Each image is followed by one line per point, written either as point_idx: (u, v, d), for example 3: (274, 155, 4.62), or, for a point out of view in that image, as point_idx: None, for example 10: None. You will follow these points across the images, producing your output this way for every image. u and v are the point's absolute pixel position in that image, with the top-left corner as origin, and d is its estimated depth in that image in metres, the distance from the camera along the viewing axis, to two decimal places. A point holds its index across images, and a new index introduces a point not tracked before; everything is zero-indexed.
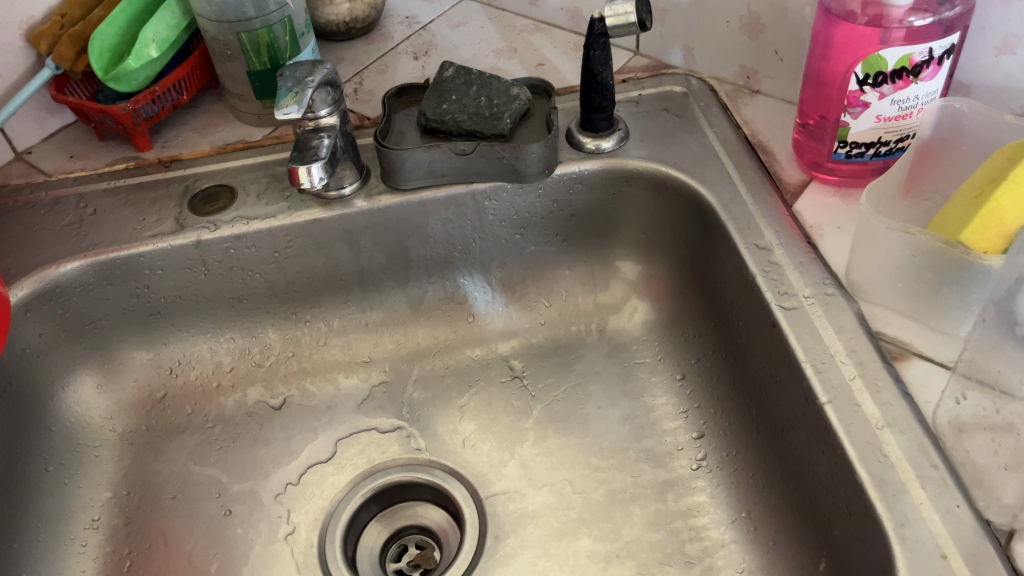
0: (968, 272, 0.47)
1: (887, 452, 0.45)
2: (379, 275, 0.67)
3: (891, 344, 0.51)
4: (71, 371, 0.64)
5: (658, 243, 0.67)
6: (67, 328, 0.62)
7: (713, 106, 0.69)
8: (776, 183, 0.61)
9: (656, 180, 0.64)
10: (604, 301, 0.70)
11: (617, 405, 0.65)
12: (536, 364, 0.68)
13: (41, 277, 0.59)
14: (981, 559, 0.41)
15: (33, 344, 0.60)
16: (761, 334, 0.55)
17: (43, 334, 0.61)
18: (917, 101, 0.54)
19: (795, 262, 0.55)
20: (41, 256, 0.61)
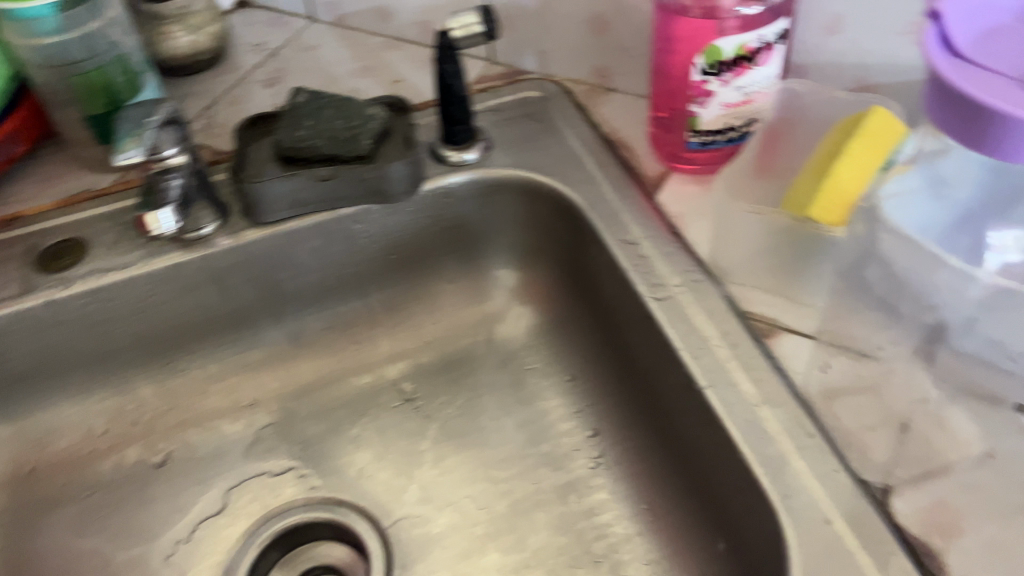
0: (822, 243, 0.49)
1: (766, 428, 0.47)
2: (254, 314, 0.65)
3: (760, 322, 0.52)
4: None
5: (535, 247, 0.67)
6: None
7: (570, 107, 0.70)
8: (637, 177, 0.63)
9: (524, 186, 0.64)
10: (488, 311, 0.69)
11: (512, 414, 0.64)
12: (426, 384, 0.67)
13: None
14: (863, 520, 0.43)
15: None
16: (641, 324, 0.55)
17: None
18: (756, 85, 0.56)
19: (662, 253, 0.56)
20: None
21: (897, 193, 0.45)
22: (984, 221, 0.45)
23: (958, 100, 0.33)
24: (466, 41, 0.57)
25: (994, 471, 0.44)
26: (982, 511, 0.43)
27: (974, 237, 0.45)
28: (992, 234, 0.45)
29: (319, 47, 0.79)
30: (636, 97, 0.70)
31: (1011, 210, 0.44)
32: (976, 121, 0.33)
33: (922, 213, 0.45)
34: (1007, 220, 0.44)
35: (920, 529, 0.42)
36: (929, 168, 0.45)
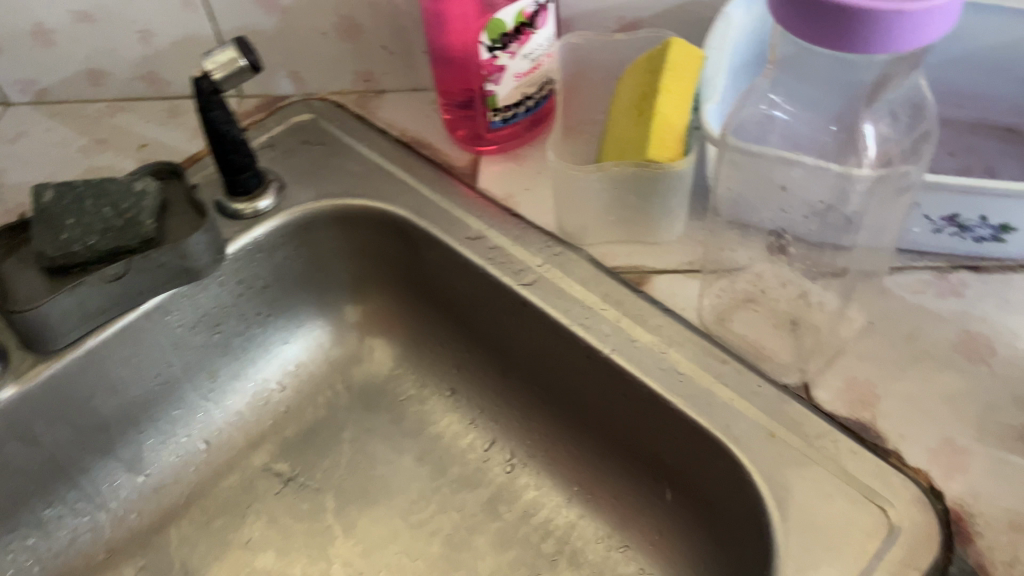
0: (664, 182, 0.50)
1: (681, 370, 0.47)
2: (78, 455, 0.55)
3: (630, 274, 0.53)
4: None
5: (367, 274, 0.63)
6: None
7: (349, 120, 0.65)
8: (450, 171, 0.60)
9: (339, 215, 0.59)
10: (338, 356, 0.64)
11: (405, 451, 0.60)
12: (301, 456, 0.60)
13: None
14: (800, 420, 0.45)
15: None
16: (514, 314, 0.54)
17: None
18: (540, 49, 0.56)
19: (513, 239, 0.55)
20: None
21: (745, 122, 0.48)
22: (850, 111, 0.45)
23: (839, 14, 0.32)
24: (232, 80, 0.50)
25: (880, 335, 0.48)
26: (886, 374, 0.47)
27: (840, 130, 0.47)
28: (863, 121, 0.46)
29: (27, 130, 0.67)
30: (409, 92, 0.67)
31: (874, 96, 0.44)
32: (861, 30, 0.32)
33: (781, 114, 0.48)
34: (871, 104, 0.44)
35: (847, 410, 0.45)
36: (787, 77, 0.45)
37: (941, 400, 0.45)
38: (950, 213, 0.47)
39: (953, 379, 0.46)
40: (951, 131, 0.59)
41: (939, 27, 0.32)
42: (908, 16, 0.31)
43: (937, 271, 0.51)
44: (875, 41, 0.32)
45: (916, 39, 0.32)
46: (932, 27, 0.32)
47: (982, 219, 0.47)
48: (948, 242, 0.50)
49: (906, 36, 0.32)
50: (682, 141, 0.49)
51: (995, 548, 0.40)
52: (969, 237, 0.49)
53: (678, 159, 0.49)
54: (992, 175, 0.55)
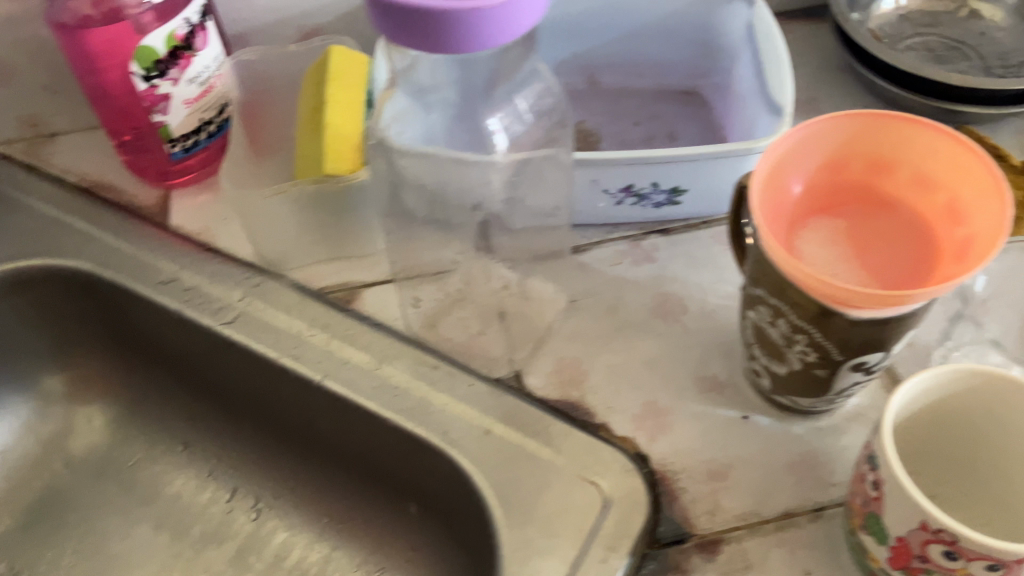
0: (347, 194, 0.49)
1: (397, 383, 0.46)
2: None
3: (338, 292, 0.51)
4: None
5: (64, 339, 0.56)
6: None
7: (17, 171, 0.58)
8: (137, 213, 0.55)
9: (13, 279, 0.52)
10: (50, 432, 0.58)
11: (140, 520, 0.55)
12: (19, 552, 0.54)
13: None
14: (514, 412, 0.45)
15: None
16: (223, 356, 0.50)
17: None
18: (208, 70, 0.52)
19: (208, 276, 0.51)
20: None
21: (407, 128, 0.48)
22: (479, 112, 0.49)
23: (427, 23, 0.31)
24: None
25: (583, 312, 0.49)
26: (591, 349, 0.48)
27: (472, 131, 0.49)
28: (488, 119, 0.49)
29: None
30: (86, 131, 0.61)
31: (496, 91, 0.48)
32: (451, 32, 0.32)
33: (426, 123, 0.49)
34: (499, 101, 0.49)
35: (557, 393, 0.46)
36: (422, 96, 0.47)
37: (643, 365, 0.47)
38: (625, 185, 0.49)
39: (652, 343, 0.48)
40: (635, 99, 0.61)
41: (525, 18, 0.33)
42: (487, 12, 0.31)
43: (631, 239, 0.53)
44: (469, 40, 0.32)
45: (508, 32, 0.33)
46: (519, 18, 0.32)
47: (654, 185, 0.49)
48: (634, 211, 0.51)
49: (495, 30, 0.32)
50: (360, 149, 0.47)
51: (697, 500, 0.42)
52: (648, 204, 0.51)
53: (358, 169, 0.47)
54: (673, 139, 0.58)
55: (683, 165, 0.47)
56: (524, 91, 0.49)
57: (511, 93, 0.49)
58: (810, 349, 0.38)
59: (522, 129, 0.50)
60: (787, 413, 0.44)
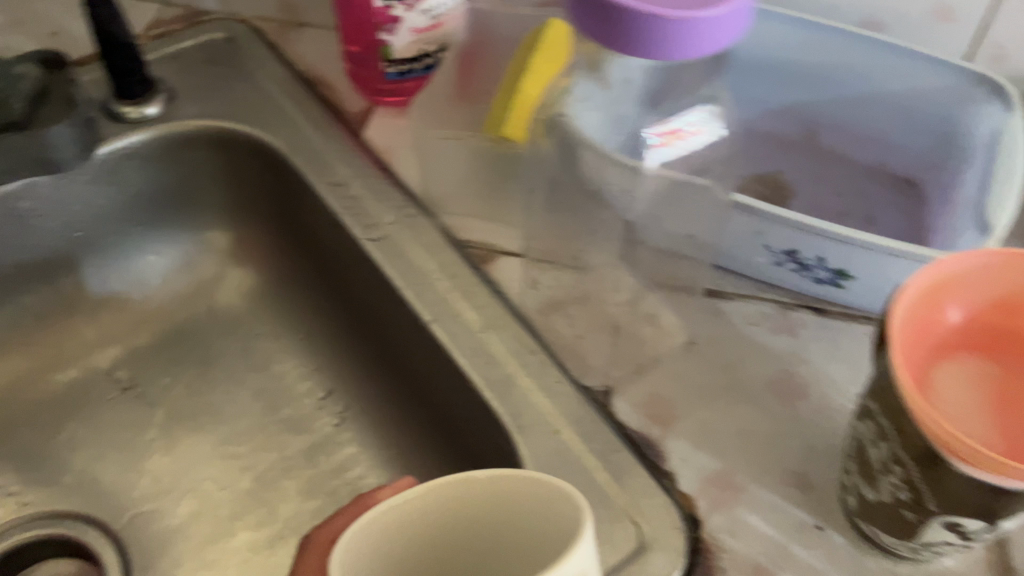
0: (507, 158, 0.52)
1: (492, 353, 0.47)
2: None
3: (477, 250, 0.52)
4: None
5: (245, 206, 0.62)
6: None
7: (258, 45, 0.64)
8: (338, 115, 0.59)
9: (219, 137, 0.58)
10: (204, 280, 0.63)
11: (245, 383, 0.60)
12: (143, 367, 0.60)
13: None
14: (587, 423, 0.44)
15: None
16: (361, 268, 0.53)
17: None
18: (442, 7, 0.54)
19: (373, 193, 0.54)
20: None
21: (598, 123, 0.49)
22: (644, 117, 0.49)
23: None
24: None
25: (697, 355, 0.47)
26: (690, 396, 0.46)
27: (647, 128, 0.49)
28: (647, 129, 0.49)
29: None
30: (328, 31, 0.66)
31: (662, 104, 0.49)
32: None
33: (595, 121, 0.49)
34: (668, 114, 0.49)
35: (639, 424, 0.45)
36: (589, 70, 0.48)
37: (734, 435, 0.44)
38: (789, 248, 0.46)
39: (752, 415, 0.45)
40: (845, 170, 0.57)
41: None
42: None
43: (779, 306, 0.49)
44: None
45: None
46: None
47: (819, 259, 0.46)
48: (790, 276, 0.48)
49: None
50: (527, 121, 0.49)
51: None
52: (810, 276, 0.47)
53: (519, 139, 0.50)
54: (869, 222, 0.53)
55: (858, 248, 0.44)
56: (692, 116, 0.50)
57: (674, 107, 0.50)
58: (904, 485, 0.34)
59: (676, 151, 0.50)
60: (867, 545, 0.40)
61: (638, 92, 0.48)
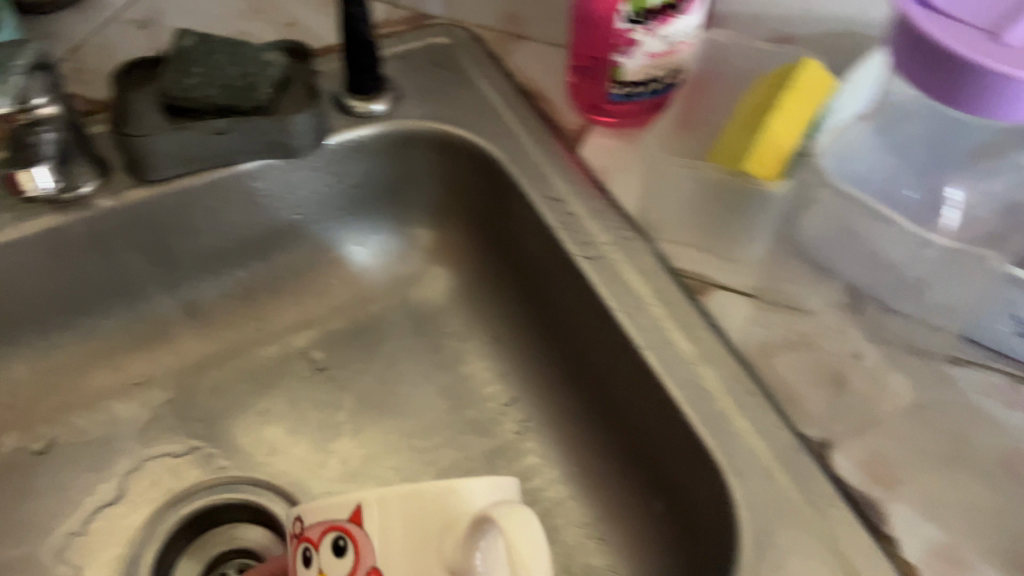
0: (746, 198, 0.49)
1: (707, 388, 0.46)
2: (161, 279, 0.60)
3: (692, 279, 0.51)
4: None
5: (450, 207, 0.64)
6: None
7: (479, 53, 0.66)
8: (556, 130, 0.60)
9: (440, 140, 0.60)
10: (401, 273, 0.65)
11: (432, 379, 0.61)
12: (336, 351, 0.63)
13: None
14: (803, 473, 0.43)
15: None
16: (570, 283, 0.54)
17: None
18: (679, 34, 0.55)
19: (591, 212, 0.54)
20: None
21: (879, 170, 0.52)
22: (947, 173, 0.51)
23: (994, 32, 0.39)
24: None
25: (922, 419, 0.45)
26: (915, 461, 0.44)
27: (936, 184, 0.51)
28: (951, 187, 0.50)
29: None
30: (547, 46, 0.67)
31: (975, 164, 0.50)
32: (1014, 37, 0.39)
33: (869, 160, 0.52)
34: (977, 172, 0.50)
35: (861, 482, 0.43)
36: (879, 118, 0.52)
37: (962, 508, 0.42)
38: None
39: (983, 490, 0.43)
40: None
41: None
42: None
43: (1012, 378, 0.47)
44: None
45: None
46: None
47: None
48: None
49: None
50: (779, 162, 0.48)
51: None
52: None
53: (772, 180, 0.48)
54: None
55: None
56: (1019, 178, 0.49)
57: (986, 173, 0.50)
58: None
59: (985, 215, 0.49)
60: None
61: (929, 139, 0.51)
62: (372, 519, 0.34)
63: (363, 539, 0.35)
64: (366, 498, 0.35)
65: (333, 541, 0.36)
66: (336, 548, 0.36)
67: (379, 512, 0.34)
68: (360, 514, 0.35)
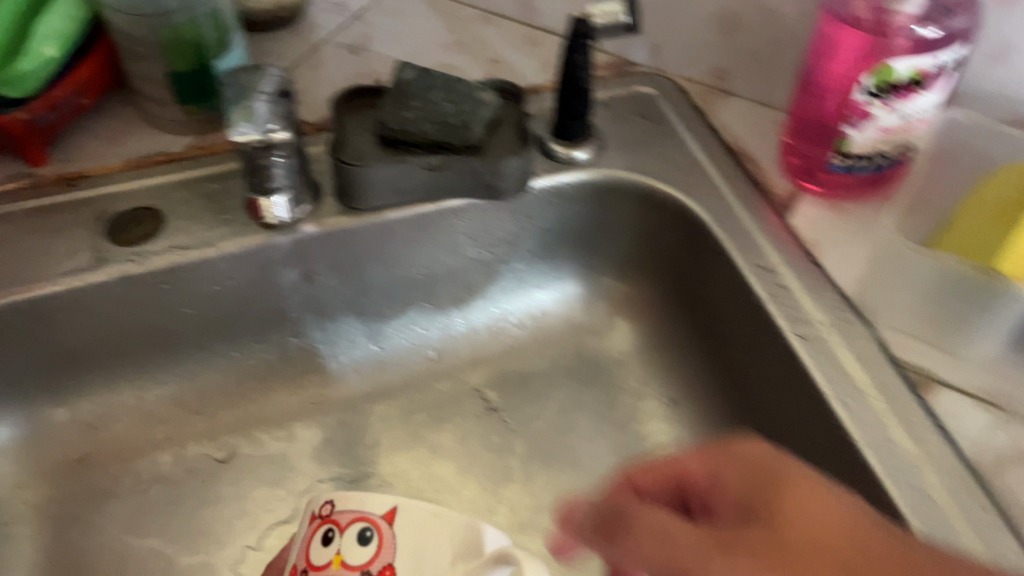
0: (991, 297, 0.47)
1: (935, 497, 0.42)
2: (351, 302, 0.61)
3: (914, 373, 0.49)
4: None
5: (643, 261, 0.63)
6: None
7: (684, 107, 0.64)
8: (765, 194, 0.58)
9: (644, 193, 0.59)
10: (582, 323, 0.65)
11: (606, 435, 0.60)
12: (511, 394, 0.62)
13: None
14: None
15: None
16: (776, 359, 0.51)
17: None
18: (917, 111, 0.52)
19: (806, 287, 0.52)
20: None
21: None
22: None
23: None
24: (607, 32, 0.53)
25: None
26: None
27: None
28: None
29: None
30: (754, 104, 0.65)
31: None
32: None
33: None
34: None
35: None
36: None
37: None
38: None
39: None
40: None
41: None
42: None
43: None
44: None
45: None
46: None
47: None
48: None
49: None
50: None
51: None
52: None
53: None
54: None
55: None
56: None
57: None
58: None
59: None
60: None
61: None
62: (406, 524, 0.32)
63: (387, 535, 0.32)
64: (406, 503, 0.33)
65: (358, 532, 0.32)
66: (361, 537, 0.32)
67: (422, 517, 0.32)
68: (395, 514, 0.32)
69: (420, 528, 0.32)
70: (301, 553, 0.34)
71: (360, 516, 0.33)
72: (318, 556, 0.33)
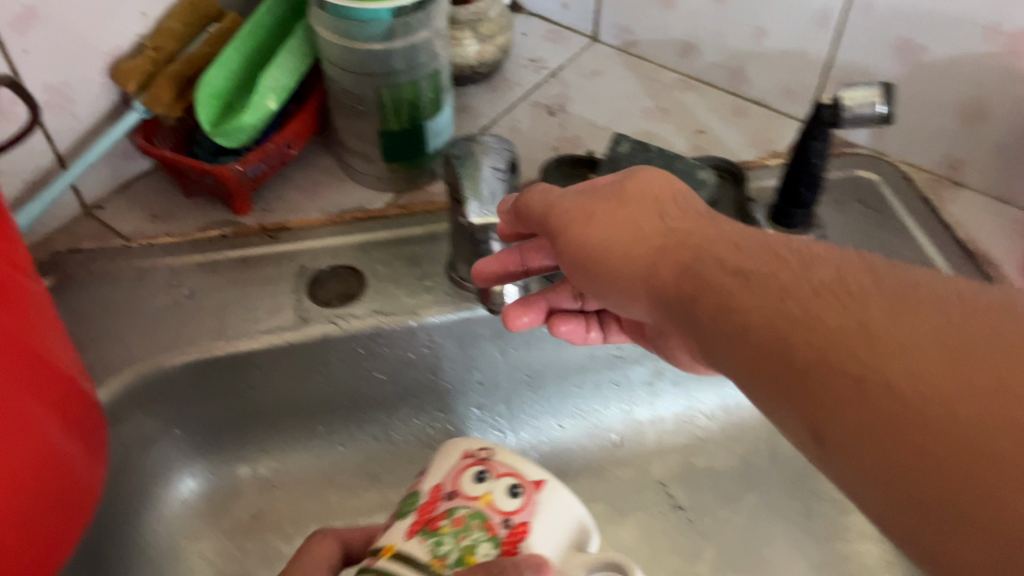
0: None
1: None
2: (536, 375, 0.57)
3: None
4: (183, 465, 0.54)
5: None
6: (181, 418, 0.52)
7: (910, 196, 0.59)
8: None
9: None
10: None
11: (803, 549, 0.56)
12: (698, 491, 0.59)
13: (144, 370, 0.49)
14: None
15: (135, 441, 0.50)
16: None
17: (158, 424, 0.52)
18: None
19: None
20: (150, 344, 0.51)
21: None
22: None
23: None
24: (855, 123, 0.48)
25: None
26: None
27: None
28: None
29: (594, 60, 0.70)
30: (990, 198, 0.59)
31: None
32: None
33: None
34: None
35: None
36: None
37: None
38: None
39: None
40: None
41: None
42: None
43: None
44: None
45: None
46: None
47: None
48: None
49: None
50: None
51: None
52: None
53: None
54: None
55: None
56: None
57: None
58: None
59: None
60: None
61: None
62: (554, 502, 0.37)
63: (531, 505, 0.37)
64: (555, 481, 0.38)
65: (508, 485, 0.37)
66: (509, 491, 0.37)
67: (561, 504, 0.37)
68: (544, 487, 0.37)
69: (558, 512, 0.37)
70: (449, 477, 0.37)
71: (515, 472, 0.37)
72: (469, 488, 0.37)
